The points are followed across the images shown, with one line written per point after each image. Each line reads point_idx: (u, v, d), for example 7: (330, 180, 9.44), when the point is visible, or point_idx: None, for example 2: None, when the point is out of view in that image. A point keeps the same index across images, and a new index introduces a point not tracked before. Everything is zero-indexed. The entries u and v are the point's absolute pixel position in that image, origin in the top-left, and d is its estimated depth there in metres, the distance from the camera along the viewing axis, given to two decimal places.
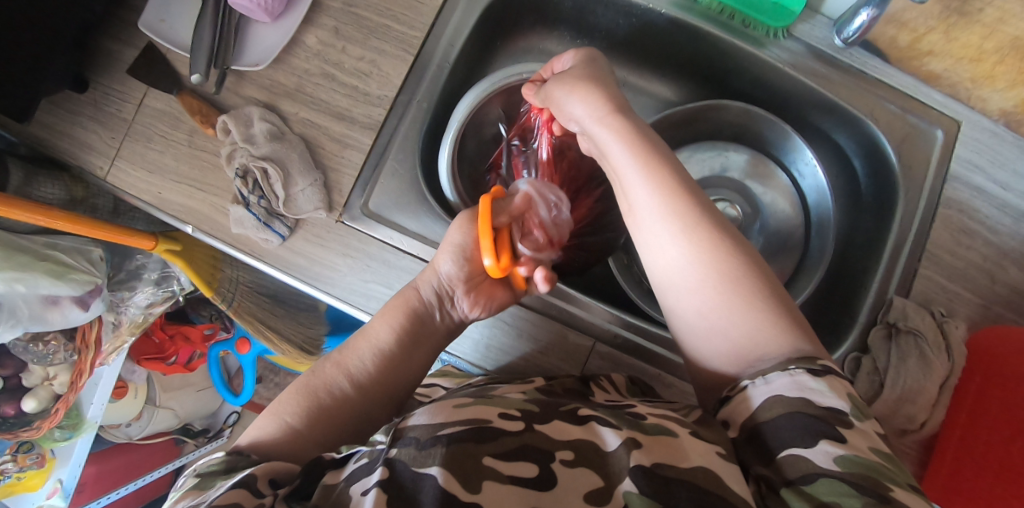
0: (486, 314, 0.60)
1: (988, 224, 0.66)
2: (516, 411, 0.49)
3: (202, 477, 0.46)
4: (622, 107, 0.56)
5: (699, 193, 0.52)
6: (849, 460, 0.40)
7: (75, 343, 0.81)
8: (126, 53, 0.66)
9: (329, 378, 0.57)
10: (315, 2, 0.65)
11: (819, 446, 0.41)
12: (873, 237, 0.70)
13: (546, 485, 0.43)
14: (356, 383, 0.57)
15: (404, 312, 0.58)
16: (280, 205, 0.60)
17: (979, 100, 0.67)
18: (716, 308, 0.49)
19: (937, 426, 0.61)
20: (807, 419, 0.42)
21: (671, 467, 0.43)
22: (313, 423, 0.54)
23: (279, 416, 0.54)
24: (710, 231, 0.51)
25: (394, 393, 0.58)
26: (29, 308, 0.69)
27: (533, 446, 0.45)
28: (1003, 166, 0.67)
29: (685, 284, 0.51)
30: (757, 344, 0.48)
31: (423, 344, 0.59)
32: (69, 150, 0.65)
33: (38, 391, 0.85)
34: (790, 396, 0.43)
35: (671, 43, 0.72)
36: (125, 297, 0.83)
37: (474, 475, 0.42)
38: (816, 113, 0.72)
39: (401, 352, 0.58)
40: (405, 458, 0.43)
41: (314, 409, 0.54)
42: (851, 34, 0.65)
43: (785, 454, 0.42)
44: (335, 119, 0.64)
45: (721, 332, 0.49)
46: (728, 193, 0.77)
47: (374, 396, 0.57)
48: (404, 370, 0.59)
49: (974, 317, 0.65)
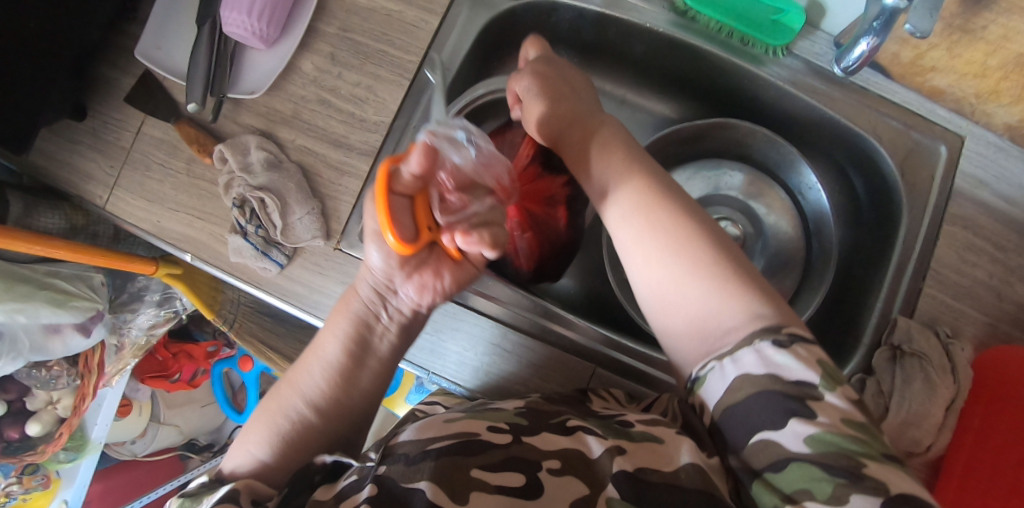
0: (440, 295, 0.53)
1: (994, 240, 0.65)
2: (505, 424, 0.49)
3: (185, 497, 0.47)
4: (573, 116, 0.60)
5: (659, 189, 0.54)
6: (817, 439, 0.41)
7: (79, 369, 0.82)
8: (123, 81, 0.66)
9: (286, 401, 0.54)
10: (311, 27, 0.65)
11: (789, 428, 0.42)
12: (877, 255, 0.69)
13: (534, 493, 0.42)
14: (311, 403, 0.53)
15: (347, 317, 0.55)
16: (278, 234, 0.61)
17: (984, 114, 0.66)
18: (664, 285, 0.50)
19: (943, 448, 0.60)
20: (776, 397, 0.42)
21: (655, 472, 0.44)
22: (276, 451, 0.52)
23: (246, 448, 0.52)
24: (656, 212, 0.52)
25: (354, 406, 0.55)
26: (30, 339, 0.72)
27: (519, 458, 0.45)
28: (1009, 181, 0.66)
29: (645, 277, 0.52)
30: (709, 316, 0.48)
31: (376, 350, 0.55)
32: (68, 179, 0.65)
33: (42, 415, 0.85)
34: (757, 374, 0.43)
35: (669, 63, 0.72)
36: (127, 318, 0.83)
37: (462, 486, 0.42)
38: (815, 130, 0.71)
39: (352, 362, 0.54)
40: (391, 472, 0.43)
41: (277, 434, 0.52)
42: (851, 62, 0.62)
43: (755, 441, 0.43)
44: (332, 146, 0.63)
45: (677, 309, 0.50)
46: (729, 212, 0.75)
47: (331, 414, 0.54)
48: (360, 381, 0.55)
49: (982, 336, 0.64)
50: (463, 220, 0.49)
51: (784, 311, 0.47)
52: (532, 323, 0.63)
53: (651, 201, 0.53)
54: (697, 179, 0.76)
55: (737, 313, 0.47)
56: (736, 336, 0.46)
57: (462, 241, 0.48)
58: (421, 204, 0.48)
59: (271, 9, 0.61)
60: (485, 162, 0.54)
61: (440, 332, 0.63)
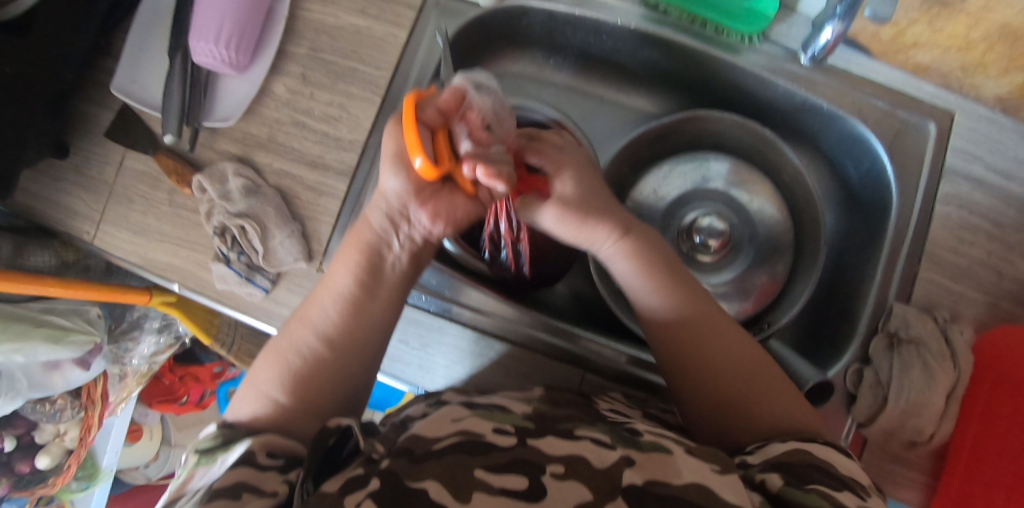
0: (452, 227, 0.52)
1: (991, 217, 0.63)
2: (511, 426, 0.46)
3: (201, 451, 0.46)
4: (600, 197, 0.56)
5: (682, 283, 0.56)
6: (867, 507, 0.38)
7: (81, 401, 0.86)
8: (102, 116, 0.67)
9: (297, 339, 0.53)
10: (282, 50, 0.65)
11: (845, 493, 0.39)
12: (870, 240, 0.67)
13: (537, 496, 0.38)
14: (324, 340, 0.52)
15: (358, 249, 0.54)
16: (260, 259, 0.61)
17: (973, 88, 0.64)
18: (705, 372, 0.52)
19: (947, 437, 0.59)
20: (829, 472, 0.40)
21: (666, 484, 0.39)
22: (292, 392, 0.51)
23: (259, 391, 0.51)
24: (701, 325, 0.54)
25: (365, 342, 0.54)
26: (29, 378, 0.77)
27: (525, 459, 0.41)
28: (1003, 155, 0.64)
29: (683, 362, 0.53)
30: (754, 406, 0.49)
31: (388, 279, 0.54)
32: (56, 217, 0.66)
33: (50, 448, 0.89)
34: (814, 453, 0.42)
35: (647, 59, 0.70)
36: (129, 347, 0.85)
37: (465, 485, 0.38)
38: (800, 116, 0.69)
39: (363, 294, 0.53)
40: (395, 467, 0.40)
41: (291, 374, 0.51)
42: (818, 51, 0.61)
43: (814, 486, 0.39)
44: (309, 167, 0.64)
45: (719, 395, 0.51)
46: (715, 205, 0.73)
47: (345, 351, 0.53)
48: (372, 315, 0.54)
49: (983, 318, 0.62)
50: (483, 154, 0.47)
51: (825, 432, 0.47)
52: (519, 334, 0.63)
53: (696, 324, 0.54)
54: (673, 175, 0.73)
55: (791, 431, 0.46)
56: (779, 427, 0.47)
57: (482, 172, 0.45)
58: (442, 136, 0.46)
59: (238, 35, 0.61)
60: (503, 112, 0.53)
61: (427, 347, 0.63)
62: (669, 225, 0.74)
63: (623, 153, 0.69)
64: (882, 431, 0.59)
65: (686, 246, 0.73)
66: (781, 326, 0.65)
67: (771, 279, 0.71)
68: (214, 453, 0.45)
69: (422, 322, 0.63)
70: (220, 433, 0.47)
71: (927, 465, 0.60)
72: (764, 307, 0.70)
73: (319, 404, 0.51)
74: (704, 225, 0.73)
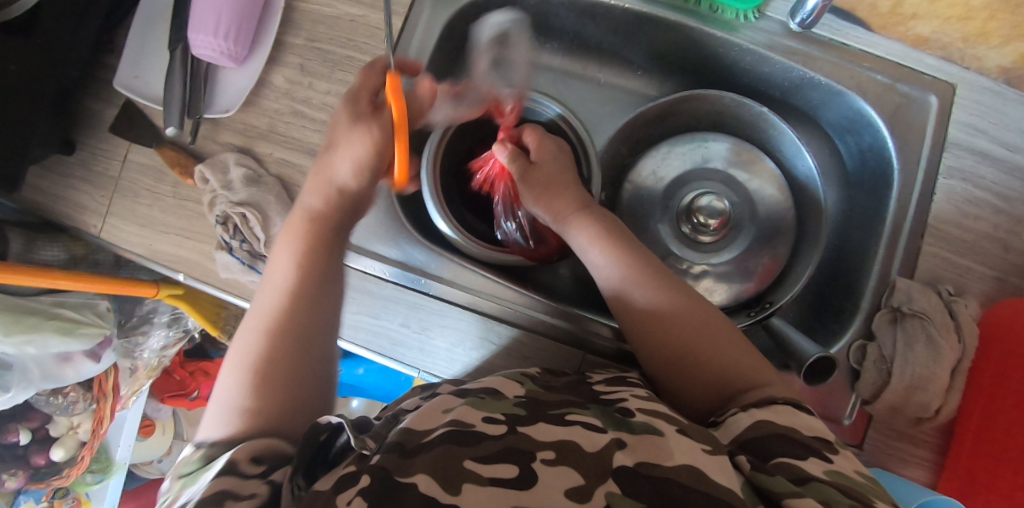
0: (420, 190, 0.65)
1: (997, 190, 0.62)
2: (501, 414, 0.45)
3: (182, 477, 0.45)
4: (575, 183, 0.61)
5: (650, 258, 0.57)
6: (834, 472, 0.39)
7: (93, 393, 0.90)
8: (107, 112, 0.68)
9: (245, 349, 0.54)
10: (280, 41, 0.66)
11: (810, 459, 0.40)
12: (872, 217, 0.67)
13: (525, 485, 0.38)
14: (270, 334, 0.54)
15: (296, 245, 0.57)
16: (262, 247, 0.63)
17: (974, 59, 0.63)
18: (677, 344, 0.52)
19: (954, 411, 0.58)
20: (796, 440, 0.42)
21: (655, 466, 0.39)
22: (257, 389, 0.51)
23: (225, 405, 0.51)
24: (652, 289, 0.55)
25: (311, 317, 0.55)
26: (42, 368, 0.80)
27: (514, 448, 0.40)
28: (1008, 126, 0.63)
29: (654, 331, 0.54)
30: (727, 372, 0.50)
31: (328, 260, 0.58)
32: (65, 212, 0.67)
33: (65, 440, 0.93)
34: (778, 422, 0.43)
35: (643, 41, 0.70)
36: (139, 340, 0.91)
37: (455, 476, 0.38)
38: (797, 93, 0.69)
39: (307, 278, 0.56)
40: (385, 463, 0.40)
41: (254, 371, 0.52)
42: (806, 17, 0.61)
43: (776, 461, 0.40)
44: (309, 155, 0.64)
45: (694, 364, 0.51)
46: (713, 185, 0.73)
47: (294, 333, 0.54)
48: (316, 291, 0.56)
49: (988, 292, 0.61)
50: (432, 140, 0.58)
51: (778, 383, 0.49)
52: (517, 314, 0.64)
53: (659, 295, 0.55)
54: (672, 156, 0.73)
55: (735, 393, 0.49)
56: (751, 393, 0.48)
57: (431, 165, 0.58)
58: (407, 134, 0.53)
59: (237, 27, 0.62)
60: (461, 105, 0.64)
61: (427, 330, 0.63)
62: (668, 207, 0.73)
63: (620, 135, 0.69)
64: (888, 407, 0.59)
65: (685, 227, 0.73)
66: (782, 304, 0.65)
67: (772, 260, 0.70)
68: (196, 474, 0.44)
69: (421, 306, 0.63)
70: (198, 458, 0.47)
71: (937, 443, 0.59)
72: (766, 288, 0.70)
73: (291, 390, 0.52)
74: (704, 205, 0.72)
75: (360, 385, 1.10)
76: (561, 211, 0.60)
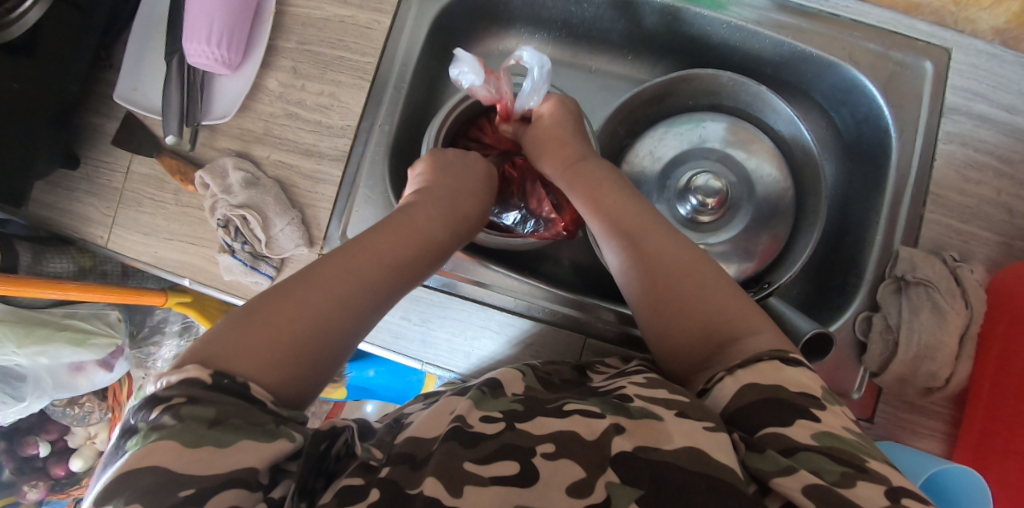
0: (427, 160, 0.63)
1: (998, 153, 0.61)
2: (498, 411, 0.44)
3: (181, 425, 0.36)
4: (580, 158, 0.62)
5: (654, 223, 0.56)
6: (823, 434, 0.38)
7: (109, 402, 0.95)
8: (107, 125, 0.69)
9: (298, 274, 0.48)
10: (271, 45, 0.67)
11: (797, 424, 0.39)
12: (871, 186, 0.66)
13: (527, 482, 0.38)
14: (329, 271, 0.48)
15: (409, 229, 0.55)
16: (263, 248, 0.63)
17: (968, 22, 0.62)
18: (676, 295, 0.51)
19: (963, 379, 0.57)
20: (780, 403, 0.40)
21: (655, 449, 0.39)
22: (284, 319, 0.44)
23: (254, 315, 0.44)
24: (637, 244, 0.55)
25: (383, 285, 0.51)
26: (54, 378, 0.84)
27: (511, 445, 0.40)
28: (1006, 88, 0.62)
29: (654, 280, 0.53)
30: (718, 323, 0.49)
31: (424, 259, 0.55)
32: (70, 224, 0.69)
33: (82, 451, 0.97)
34: (764, 384, 0.42)
35: (631, 26, 0.71)
36: (152, 351, 0.95)
37: (458, 478, 0.38)
38: (786, 69, 0.69)
39: (405, 258, 0.53)
40: (393, 475, 0.38)
41: (293, 302, 0.45)
42: None
43: (764, 434, 0.39)
44: (305, 156, 0.65)
45: (681, 323, 0.50)
46: (710, 164, 0.72)
47: (358, 293, 0.49)
48: (398, 277, 0.52)
49: (995, 257, 0.60)
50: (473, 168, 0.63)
51: (768, 330, 0.47)
52: (518, 302, 0.64)
53: (665, 251, 0.54)
54: (669, 137, 0.73)
55: (725, 341, 0.48)
56: (735, 349, 0.46)
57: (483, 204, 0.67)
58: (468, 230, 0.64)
59: (228, 34, 0.63)
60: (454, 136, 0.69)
61: (427, 321, 0.64)
62: (665, 187, 0.73)
63: (612, 122, 0.69)
64: (896, 379, 0.58)
65: (686, 207, 0.71)
66: (782, 283, 0.64)
67: (772, 239, 0.70)
68: (201, 437, 0.35)
69: (421, 299, 0.64)
70: (206, 379, 0.38)
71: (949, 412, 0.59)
72: (767, 266, 0.70)
73: (312, 342, 0.45)
74: (701, 184, 0.70)
75: (371, 386, 1.11)
76: (555, 171, 0.63)
